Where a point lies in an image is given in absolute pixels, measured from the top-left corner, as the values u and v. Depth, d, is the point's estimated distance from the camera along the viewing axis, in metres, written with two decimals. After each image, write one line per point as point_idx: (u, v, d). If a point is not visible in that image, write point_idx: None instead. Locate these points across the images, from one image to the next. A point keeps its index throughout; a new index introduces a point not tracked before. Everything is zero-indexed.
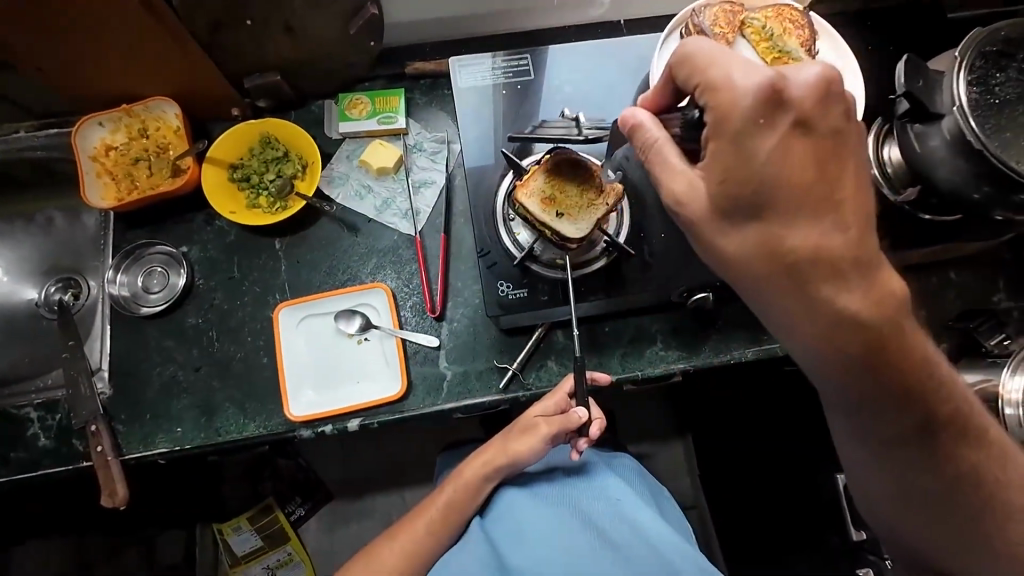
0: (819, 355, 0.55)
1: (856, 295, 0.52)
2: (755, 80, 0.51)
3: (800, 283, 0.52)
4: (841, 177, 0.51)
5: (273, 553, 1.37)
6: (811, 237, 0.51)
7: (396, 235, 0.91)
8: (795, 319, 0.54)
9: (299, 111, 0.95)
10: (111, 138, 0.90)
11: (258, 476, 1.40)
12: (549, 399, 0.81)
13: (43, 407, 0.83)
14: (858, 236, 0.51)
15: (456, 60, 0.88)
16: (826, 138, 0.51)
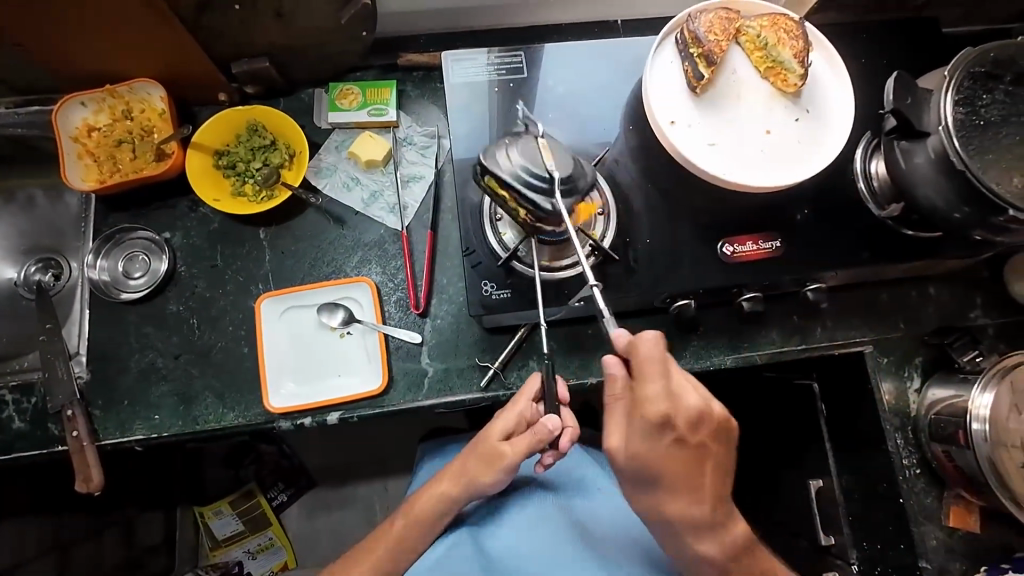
0: (688, 559, 0.70)
1: (709, 545, 0.69)
2: (695, 403, 0.64)
3: (676, 530, 0.68)
4: (704, 471, 0.66)
5: (253, 538, 1.40)
6: (681, 507, 0.66)
7: (383, 229, 0.90)
8: (674, 544, 0.70)
9: (288, 99, 0.94)
10: (94, 119, 0.88)
11: (240, 462, 1.43)
12: (509, 415, 0.76)
13: (18, 389, 0.82)
14: (710, 507, 0.67)
15: (449, 54, 0.86)
16: (695, 450, 0.65)
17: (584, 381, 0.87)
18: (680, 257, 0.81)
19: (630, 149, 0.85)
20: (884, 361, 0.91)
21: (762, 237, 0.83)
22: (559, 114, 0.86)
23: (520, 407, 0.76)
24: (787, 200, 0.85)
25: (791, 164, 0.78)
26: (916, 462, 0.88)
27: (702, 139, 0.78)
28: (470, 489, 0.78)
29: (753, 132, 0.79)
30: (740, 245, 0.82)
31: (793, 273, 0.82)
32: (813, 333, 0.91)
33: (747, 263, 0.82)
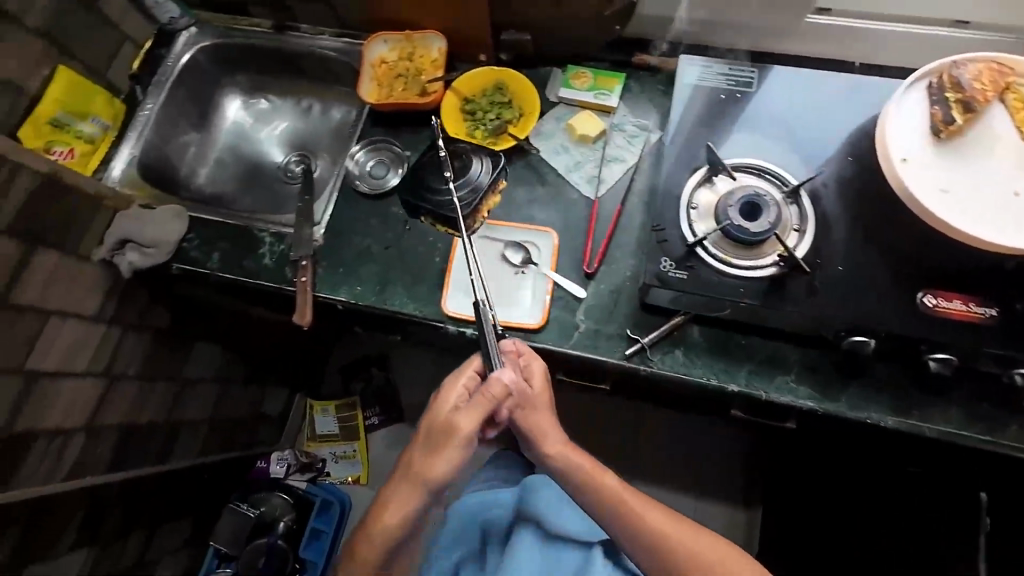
0: (562, 459, 0.87)
1: (561, 443, 0.87)
2: (507, 376, 0.83)
3: (544, 436, 0.87)
4: (546, 409, 0.87)
5: (341, 445, 1.86)
6: (544, 421, 0.87)
7: (577, 196, 1.01)
8: (547, 437, 0.87)
9: (531, 70, 1.09)
10: (386, 54, 1.11)
11: (354, 374, 1.94)
12: (482, 408, 0.80)
13: (275, 235, 1.06)
14: (548, 415, 0.87)
15: (686, 57, 0.96)
16: (534, 401, 0.87)
17: (724, 387, 0.88)
18: (872, 296, 0.79)
19: (842, 177, 0.85)
20: None
21: (976, 300, 0.77)
22: (776, 130, 0.89)
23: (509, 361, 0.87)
24: (1009, 272, 0.78)
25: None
26: None
27: (935, 182, 0.76)
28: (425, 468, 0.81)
29: (981, 188, 0.75)
30: (946, 301, 0.77)
31: (1003, 350, 0.75)
32: (1004, 428, 0.82)
33: (951, 322, 0.77)
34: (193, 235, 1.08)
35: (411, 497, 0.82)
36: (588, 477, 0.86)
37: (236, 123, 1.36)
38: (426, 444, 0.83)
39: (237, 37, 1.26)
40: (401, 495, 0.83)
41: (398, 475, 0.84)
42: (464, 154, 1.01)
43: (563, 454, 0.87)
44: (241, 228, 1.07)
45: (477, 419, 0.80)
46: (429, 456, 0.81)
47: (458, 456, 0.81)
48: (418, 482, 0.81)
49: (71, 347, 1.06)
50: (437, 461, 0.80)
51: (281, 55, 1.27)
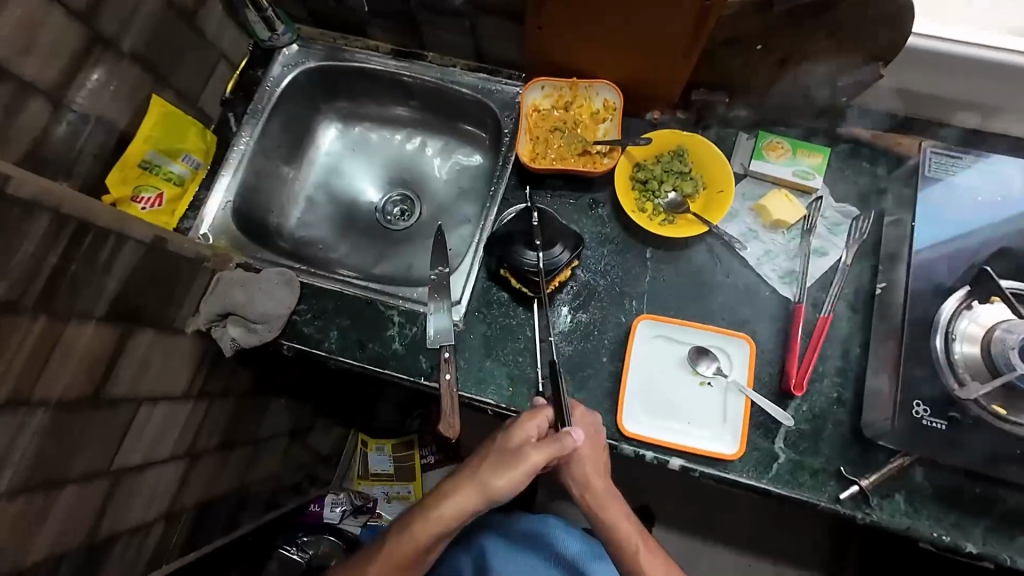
0: (596, 504, 0.77)
1: (607, 494, 0.77)
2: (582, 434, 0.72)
3: (592, 486, 0.77)
4: (600, 456, 0.77)
5: (395, 486, 1.53)
6: (589, 463, 0.76)
7: (771, 294, 0.86)
8: (591, 482, 0.77)
9: (712, 132, 0.93)
10: (541, 102, 0.94)
11: (410, 410, 1.61)
12: (549, 457, 0.69)
13: (404, 314, 0.90)
14: (600, 463, 0.77)
15: (932, 148, 0.86)
16: (597, 451, 0.77)
17: (958, 546, 0.75)
18: None
19: None
20: None
21: None
22: None
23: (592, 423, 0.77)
24: None
25: None
26: None
27: None
28: (482, 495, 0.70)
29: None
30: None
31: None
32: None
33: None
34: (305, 307, 0.92)
35: (456, 520, 0.71)
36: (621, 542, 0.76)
37: (331, 155, 1.17)
38: (489, 485, 0.70)
39: (348, 60, 1.08)
40: (446, 519, 0.71)
41: (445, 500, 0.71)
42: (556, 223, 0.86)
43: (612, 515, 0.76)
44: (364, 302, 0.92)
45: (546, 460, 0.69)
46: (490, 474, 0.70)
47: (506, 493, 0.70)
48: (481, 489, 0.70)
49: (160, 432, 0.90)
50: (501, 479, 0.69)
51: (395, 85, 1.09)
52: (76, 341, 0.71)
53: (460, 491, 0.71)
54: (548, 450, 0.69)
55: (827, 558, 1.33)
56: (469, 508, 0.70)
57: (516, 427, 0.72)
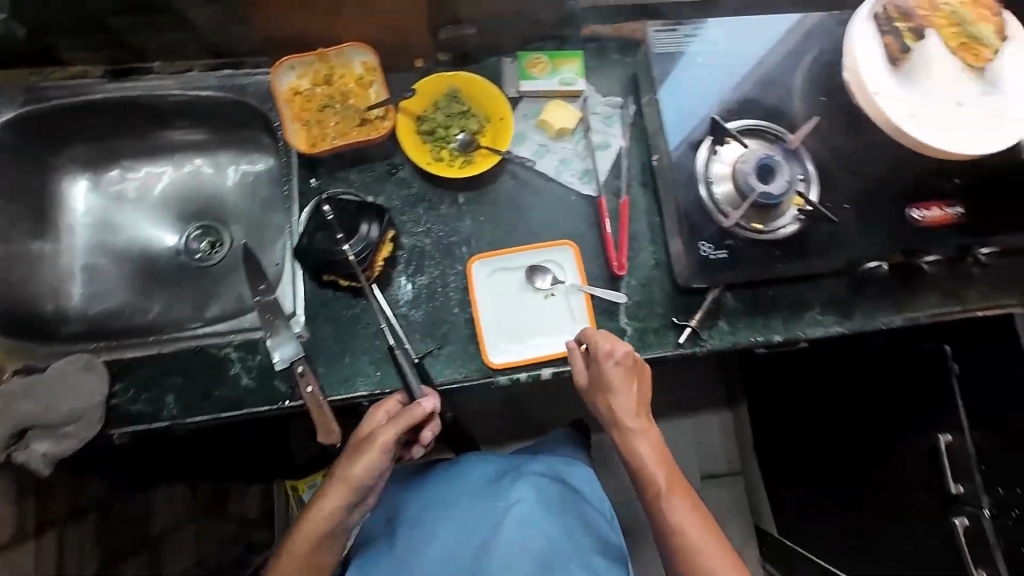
0: (643, 454, 0.76)
1: (646, 444, 0.77)
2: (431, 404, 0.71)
3: (632, 428, 0.77)
4: (643, 397, 0.79)
5: None
6: (629, 402, 0.78)
7: (577, 197, 0.94)
8: (634, 423, 0.78)
9: (478, 66, 0.95)
10: (298, 83, 0.89)
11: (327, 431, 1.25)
12: (396, 427, 0.68)
13: (241, 348, 0.84)
14: (641, 404, 0.79)
15: (651, 26, 0.92)
16: (642, 395, 0.79)
17: (770, 340, 0.93)
18: (874, 226, 0.88)
19: (821, 119, 0.89)
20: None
21: (946, 203, 0.89)
22: (757, 82, 0.91)
23: (605, 360, 0.77)
24: (952, 171, 0.91)
25: (988, 129, 0.85)
26: None
27: (951, 99, 0.85)
28: (340, 485, 0.67)
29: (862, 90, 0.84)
30: (927, 211, 0.88)
31: (970, 241, 0.89)
32: (968, 297, 0.97)
33: (935, 228, 0.88)
34: (124, 385, 0.81)
35: (322, 520, 0.67)
36: (658, 497, 0.75)
37: (93, 211, 1.01)
38: (343, 471, 0.68)
39: (56, 98, 0.91)
40: (314, 521, 0.67)
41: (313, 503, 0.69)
42: (354, 205, 0.83)
43: (640, 450, 0.77)
44: (191, 353, 0.83)
45: (397, 432, 0.67)
46: (345, 462, 0.68)
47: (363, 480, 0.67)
48: (342, 482, 0.67)
49: None
50: (358, 465, 0.67)
51: (130, 108, 0.95)
52: None
53: (323, 488, 0.69)
54: (394, 421, 0.68)
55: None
56: (331, 503, 0.67)
57: (367, 417, 0.72)
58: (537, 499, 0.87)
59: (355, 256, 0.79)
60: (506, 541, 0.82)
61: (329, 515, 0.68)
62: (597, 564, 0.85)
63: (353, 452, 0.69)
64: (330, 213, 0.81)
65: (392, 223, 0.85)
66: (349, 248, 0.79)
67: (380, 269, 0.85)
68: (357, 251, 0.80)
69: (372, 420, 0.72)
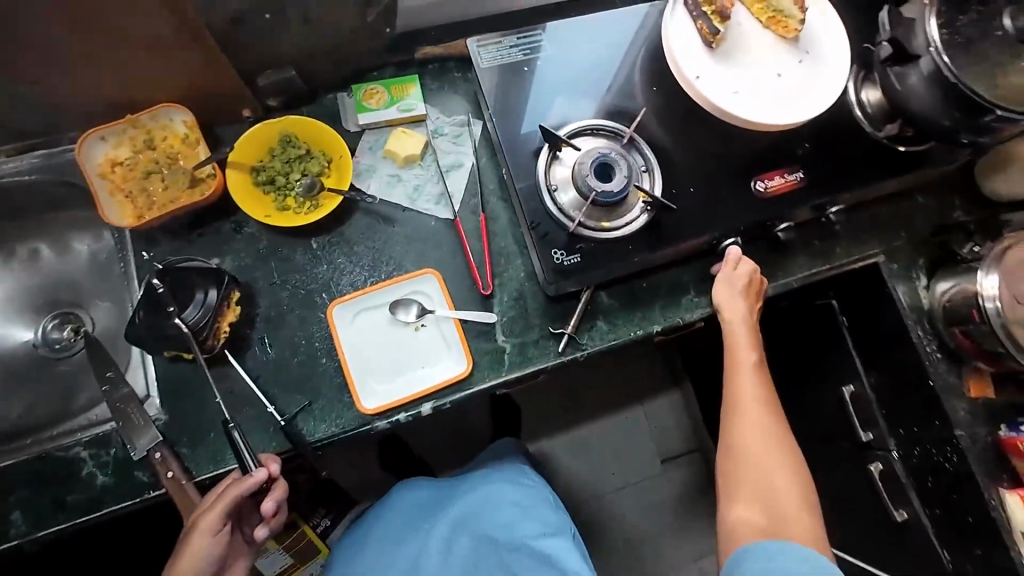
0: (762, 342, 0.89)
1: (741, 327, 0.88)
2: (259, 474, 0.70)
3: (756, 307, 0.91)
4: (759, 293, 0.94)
5: (308, 566, 1.22)
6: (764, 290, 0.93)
7: (436, 222, 0.92)
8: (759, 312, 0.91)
9: (312, 106, 0.93)
10: (116, 154, 0.84)
11: None
12: (217, 506, 0.67)
13: (93, 443, 0.79)
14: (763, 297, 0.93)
15: (473, 41, 0.91)
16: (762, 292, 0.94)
17: (651, 332, 0.93)
18: (723, 204, 0.89)
19: (655, 108, 0.91)
20: (894, 267, 1.00)
21: (786, 171, 0.92)
22: (589, 81, 0.91)
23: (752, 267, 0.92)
24: (788, 138, 0.94)
25: (806, 97, 0.87)
26: (937, 348, 0.96)
27: (772, 70, 0.88)
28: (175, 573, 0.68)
29: (682, 76, 0.86)
30: (769, 181, 0.91)
31: (815, 202, 0.92)
32: (833, 253, 1.00)
33: (779, 196, 0.91)
34: None
35: None
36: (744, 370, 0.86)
37: None
38: (175, 559, 0.68)
39: None
40: None
41: None
42: (189, 272, 0.79)
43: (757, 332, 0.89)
44: (36, 459, 0.77)
45: (217, 511, 0.67)
46: (177, 551, 0.68)
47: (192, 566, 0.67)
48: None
49: None
50: (182, 559, 0.67)
51: None
52: None
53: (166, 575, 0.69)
54: (217, 500, 0.68)
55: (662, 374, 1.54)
56: None
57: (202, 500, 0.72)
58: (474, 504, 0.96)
59: (192, 328, 0.76)
60: (434, 553, 0.92)
61: None
62: (533, 550, 0.91)
63: (182, 538, 0.68)
64: (160, 284, 0.76)
65: (237, 283, 0.82)
66: (185, 321, 0.76)
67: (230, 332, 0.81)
68: (196, 322, 0.76)
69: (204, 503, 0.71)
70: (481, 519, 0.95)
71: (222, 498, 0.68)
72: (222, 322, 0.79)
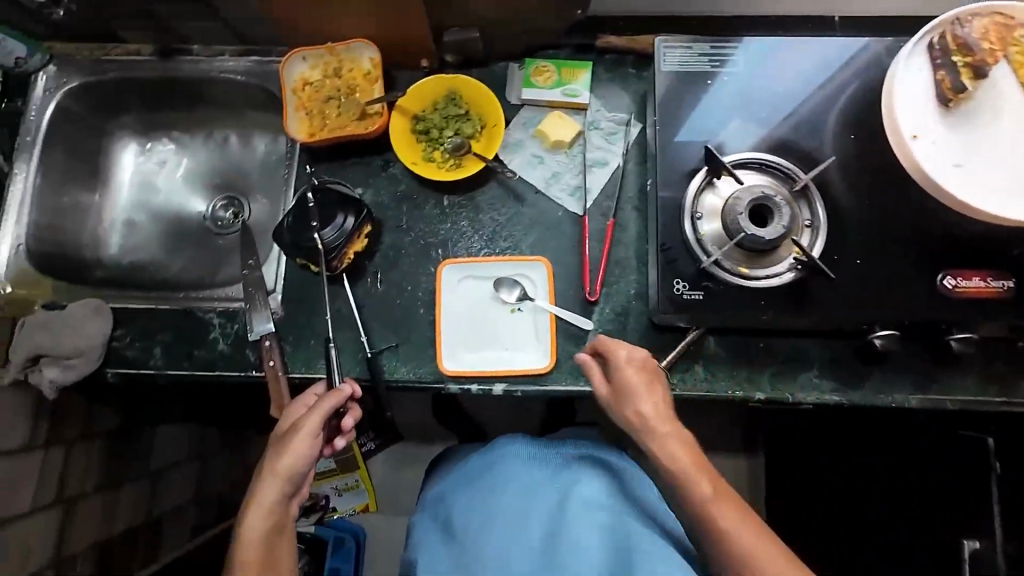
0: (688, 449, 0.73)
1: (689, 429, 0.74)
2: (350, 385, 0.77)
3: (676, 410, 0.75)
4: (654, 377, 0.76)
5: (342, 477, 1.31)
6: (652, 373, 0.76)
7: (563, 213, 0.91)
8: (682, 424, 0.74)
9: (483, 70, 0.95)
10: (309, 74, 0.94)
11: None
12: (323, 409, 0.71)
13: (223, 314, 0.91)
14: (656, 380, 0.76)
15: (661, 40, 0.86)
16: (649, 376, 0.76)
17: (750, 397, 0.84)
18: (891, 287, 0.76)
19: (844, 159, 0.79)
20: None
21: (989, 274, 0.75)
22: (776, 110, 0.82)
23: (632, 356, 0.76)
24: (1006, 236, 0.76)
25: None
26: None
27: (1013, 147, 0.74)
28: (277, 476, 0.68)
29: (897, 131, 0.75)
30: (965, 280, 0.75)
31: (1015, 321, 0.75)
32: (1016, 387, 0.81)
33: (971, 301, 0.75)
34: (124, 331, 0.91)
35: (269, 510, 0.68)
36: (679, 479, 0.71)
37: (138, 174, 1.13)
38: (279, 463, 0.69)
39: (111, 71, 1.04)
40: (260, 513, 0.68)
41: (257, 501, 0.68)
42: (335, 195, 0.86)
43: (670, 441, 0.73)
44: (181, 311, 0.91)
45: (325, 414, 0.70)
46: (276, 452, 0.69)
47: (296, 468, 0.69)
48: (274, 476, 0.68)
49: (11, 488, 0.90)
50: (285, 463, 0.68)
51: (174, 86, 1.06)
52: None
53: (260, 483, 0.69)
54: (321, 404, 0.71)
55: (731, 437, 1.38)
56: (275, 490, 0.68)
57: (290, 410, 0.74)
58: (586, 478, 0.85)
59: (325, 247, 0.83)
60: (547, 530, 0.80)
61: (269, 510, 0.68)
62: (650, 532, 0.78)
63: (285, 441, 0.69)
64: (311, 198, 0.85)
65: (371, 217, 0.88)
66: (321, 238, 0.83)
67: (352, 260, 0.88)
68: (328, 242, 0.83)
69: (296, 412, 0.73)
70: (592, 493, 0.83)
71: (327, 403, 0.71)
72: (348, 249, 0.85)
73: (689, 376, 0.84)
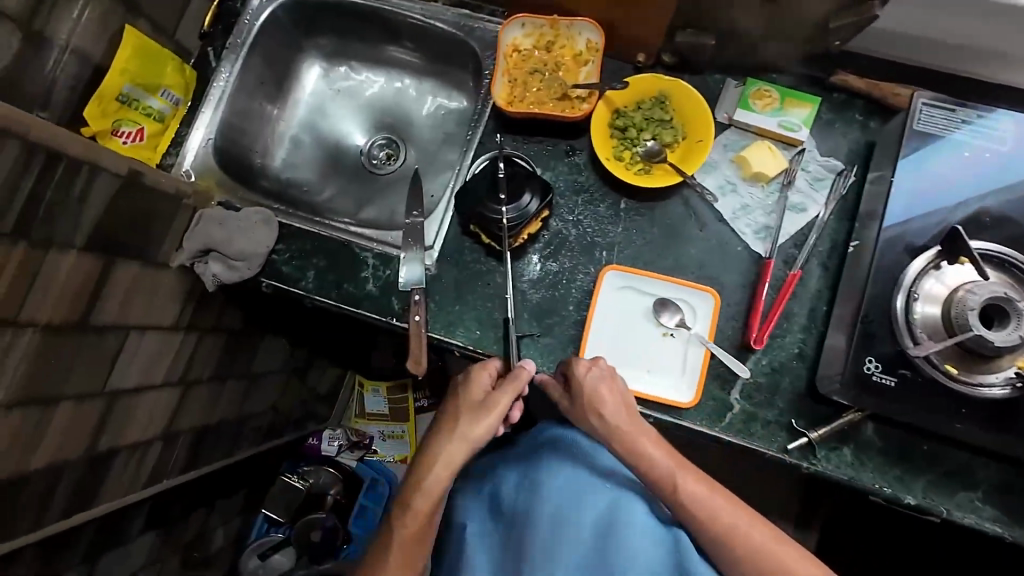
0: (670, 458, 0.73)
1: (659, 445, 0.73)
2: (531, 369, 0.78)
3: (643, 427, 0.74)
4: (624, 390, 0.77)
5: (390, 424, 1.48)
6: (620, 391, 0.76)
7: (743, 249, 0.85)
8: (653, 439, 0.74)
9: (697, 79, 0.89)
10: (521, 41, 0.91)
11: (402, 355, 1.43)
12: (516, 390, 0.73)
13: (378, 257, 0.93)
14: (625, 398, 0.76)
15: (923, 96, 0.78)
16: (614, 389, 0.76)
17: (898, 498, 0.77)
18: None
19: None
20: None
21: None
22: None
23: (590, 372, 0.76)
24: None
25: None
26: None
27: None
28: (466, 441, 0.72)
29: None
30: None
31: None
32: None
33: None
34: (284, 247, 0.94)
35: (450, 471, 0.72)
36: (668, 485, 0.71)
37: (315, 95, 1.16)
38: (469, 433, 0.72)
39: None
40: (442, 470, 0.71)
41: (439, 459, 0.72)
42: (523, 174, 0.85)
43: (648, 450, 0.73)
44: (340, 243, 0.94)
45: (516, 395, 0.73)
46: (468, 418, 0.73)
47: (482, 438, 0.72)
48: (459, 443, 0.72)
49: (154, 359, 0.96)
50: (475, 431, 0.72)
51: (377, 21, 1.07)
52: (56, 274, 0.74)
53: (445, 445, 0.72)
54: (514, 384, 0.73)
55: (799, 511, 1.31)
56: (458, 454, 0.72)
57: (473, 376, 0.75)
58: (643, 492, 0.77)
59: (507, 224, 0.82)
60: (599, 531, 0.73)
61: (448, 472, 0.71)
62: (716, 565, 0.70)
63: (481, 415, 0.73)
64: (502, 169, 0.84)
65: (550, 203, 0.86)
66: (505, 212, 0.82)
67: (520, 240, 0.87)
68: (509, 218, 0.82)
69: (483, 382, 0.75)
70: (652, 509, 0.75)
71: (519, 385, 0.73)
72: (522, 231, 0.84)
73: (836, 456, 0.78)
